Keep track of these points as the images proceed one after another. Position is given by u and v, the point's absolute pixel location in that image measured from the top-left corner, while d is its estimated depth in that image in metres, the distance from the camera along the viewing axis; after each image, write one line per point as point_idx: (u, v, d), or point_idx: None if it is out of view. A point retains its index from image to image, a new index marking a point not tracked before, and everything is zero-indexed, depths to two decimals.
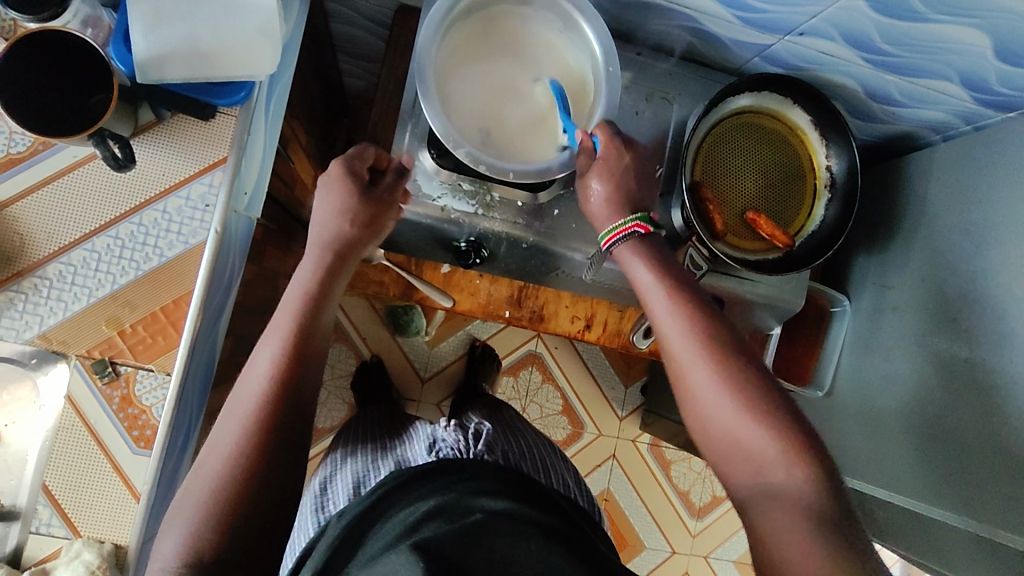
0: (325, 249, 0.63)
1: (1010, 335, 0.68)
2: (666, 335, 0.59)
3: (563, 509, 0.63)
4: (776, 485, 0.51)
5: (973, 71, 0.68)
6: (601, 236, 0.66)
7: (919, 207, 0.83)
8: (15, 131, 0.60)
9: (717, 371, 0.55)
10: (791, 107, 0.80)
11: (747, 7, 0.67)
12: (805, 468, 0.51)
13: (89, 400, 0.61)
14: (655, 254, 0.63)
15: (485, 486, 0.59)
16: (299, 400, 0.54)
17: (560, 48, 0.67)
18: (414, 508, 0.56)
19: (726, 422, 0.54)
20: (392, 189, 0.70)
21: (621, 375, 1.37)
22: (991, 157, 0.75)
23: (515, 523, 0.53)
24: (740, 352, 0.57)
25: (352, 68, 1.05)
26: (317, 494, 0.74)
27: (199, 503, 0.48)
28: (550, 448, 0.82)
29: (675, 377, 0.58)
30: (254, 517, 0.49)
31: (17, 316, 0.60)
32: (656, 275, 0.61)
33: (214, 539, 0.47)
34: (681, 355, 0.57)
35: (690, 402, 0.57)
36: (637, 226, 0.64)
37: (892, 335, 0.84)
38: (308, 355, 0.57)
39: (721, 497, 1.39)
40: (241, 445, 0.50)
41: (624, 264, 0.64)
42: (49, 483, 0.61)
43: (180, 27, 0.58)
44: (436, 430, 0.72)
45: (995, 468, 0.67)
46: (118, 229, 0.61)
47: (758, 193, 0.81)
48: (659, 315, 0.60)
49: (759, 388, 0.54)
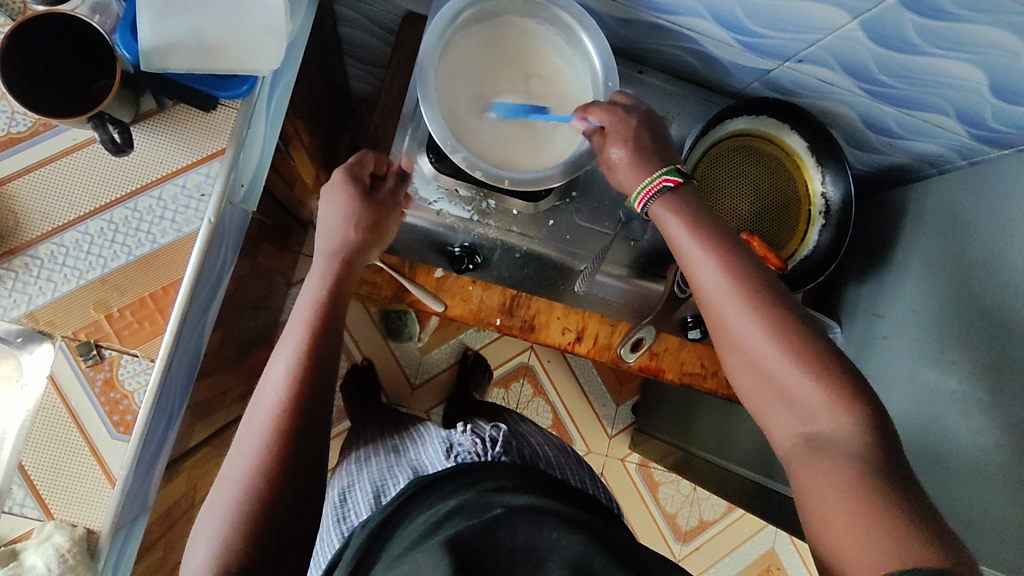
0: (333, 256, 0.63)
1: (998, 369, 0.68)
2: (702, 285, 0.56)
3: (578, 499, 0.62)
4: (822, 434, 0.49)
5: (969, 106, 0.69)
6: (633, 197, 0.60)
7: (911, 238, 0.84)
8: (17, 111, 0.61)
9: (762, 325, 0.52)
10: (788, 133, 0.80)
11: (747, 32, 0.68)
12: (853, 415, 0.49)
13: (72, 382, 0.61)
14: (690, 203, 0.58)
15: (505, 484, 0.59)
16: (322, 405, 0.55)
17: (550, 53, 0.68)
18: (436, 509, 0.56)
19: (772, 375, 0.52)
20: (393, 194, 0.69)
21: (612, 393, 1.37)
22: (985, 191, 0.75)
23: (535, 516, 0.52)
24: (786, 302, 0.54)
25: (358, 73, 1.07)
26: (338, 505, 0.73)
27: (223, 515, 0.48)
28: (566, 451, 0.83)
29: (718, 333, 0.56)
30: (275, 517, 0.49)
31: (5, 293, 0.60)
32: (696, 232, 0.56)
33: (240, 547, 0.47)
34: (722, 310, 0.54)
35: (736, 358, 0.55)
36: (667, 180, 0.58)
37: (883, 364, 0.83)
38: (325, 359, 0.57)
39: (708, 521, 1.38)
40: (264, 452, 0.51)
41: (659, 223, 0.59)
42: (26, 463, 0.60)
43: (186, 18, 0.59)
44: (453, 435, 0.72)
45: (980, 502, 0.66)
46: (112, 214, 0.62)
47: (750, 215, 0.81)
48: (695, 264, 0.56)
49: (807, 338, 0.51)
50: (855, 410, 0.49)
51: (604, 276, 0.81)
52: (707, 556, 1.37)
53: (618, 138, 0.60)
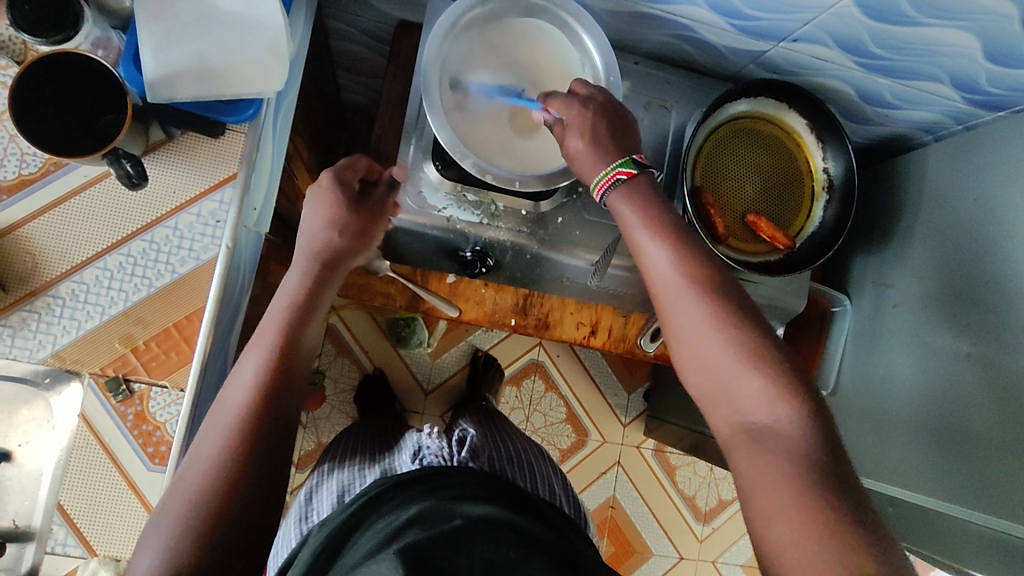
0: (312, 258, 0.63)
1: (1010, 328, 0.69)
2: (657, 280, 0.57)
3: (551, 518, 0.64)
4: (759, 425, 0.49)
5: (963, 71, 0.70)
6: (592, 185, 0.60)
7: (913, 207, 0.85)
8: (27, 153, 0.61)
9: (716, 325, 0.53)
10: (787, 112, 0.82)
11: (742, 16, 0.68)
12: (788, 408, 0.49)
13: (103, 417, 0.61)
14: (649, 200, 0.59)
15: (467, 491, 0.60)
16: (285, 407, 0.55)
17: (550, 48, 0.68)
18: (396, 515, 0.56)
19: (723, 375, 0.52)
20: (383, 201, 0.69)
21: (624, 382, 1.38)
22: (985, 154, 0.76)
23: (493, 530, 0.55)
24: (740, 302, 0.54)
25: (350, 84, 1.07)
26: (303, 506, 0.74)
27: (174, 521, 0.47)
28: (539, 454, 0.82)
29: (671, 332, 0.56)
30: (238, 522, 0.48)
31: (30, 335, 0.60)
32: (651, 226, 0.58)
33: (191, 552, 0.46)
34: (675, 310, 0.55)
35: (687, 359, 0.54)
36: (621, 172, 0.59)
37: (894, 332, 0.85)
38: (292, 368, 0.56)
39: (726, 501, 1.40)
40: (223, 456, 0.50)
41: (617, 215, 0.60)
42: (64, 503, 0.61)
43: (187, 46, 0.59)
44: (421, 437, 0.71)
45: (999, 460, 0.67)
46: (129, 247, 0.62)
47: (756, 196, 0.82)
48: (656, 269, 0.57)
49: (761, 341, 0.52)
50: (795, 404, 0.49)
51: (614, 269, 0.80)
52: (727, 535, 1.39)
53: (575, 129, 0.60)
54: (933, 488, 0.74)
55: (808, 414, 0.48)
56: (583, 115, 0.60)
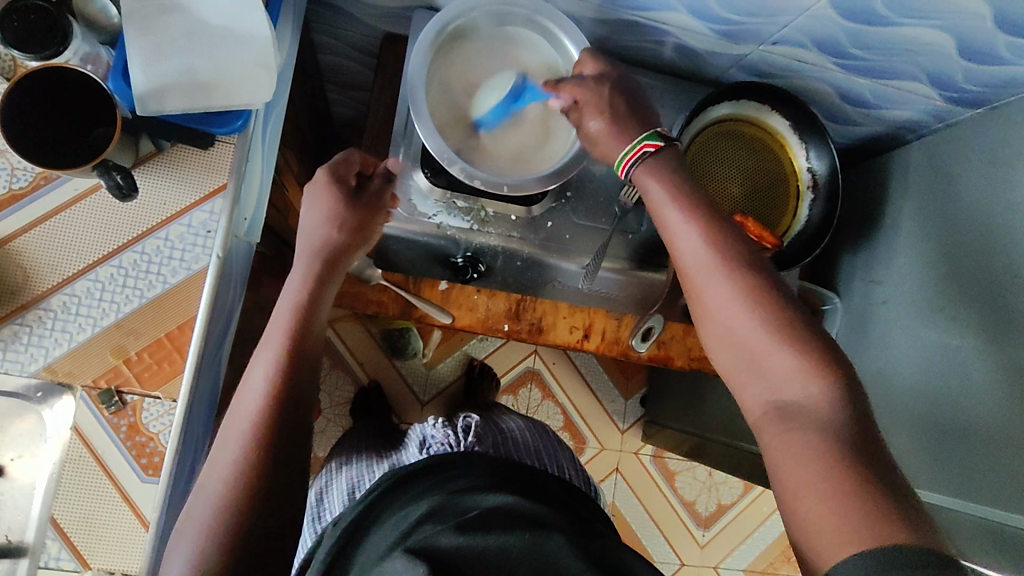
0: (314, 255, 0.64)
1: (998, 318, 0.70)
2: (685, 255, 0.57)
3: (564, 502, 0.63)
4: (791, 401, 0.49)
5: (940, 70, 0.71)
6: (616, 164, 0.61)
7: (898, 204, 0.86)
8: (17, 167, 0.61)
9: (741, 298, 0.53)
10: (769, 114, 0.82)
11: (722, 21, 0.70)
12: (822, 383, 0.49)
13: (96, 430, 0.61)
14: (673, 171, 0.60)
15: (477, 482, 0.60)
16: (296, 412, 0.55)
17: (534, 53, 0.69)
18: (409, 511, 0.57)
19: (752, 345, 0.52)
20: (379, 193, 0.70)
21: (620, 388, 1.38)
22: (967, 150, 0.77)
23: (510, 518, 0.54)
24: (768, 278, 0.54)
25: (340, 98, 1.08)
26: (315, 504, 0.76)
27: (201, 529, 0.49)
28: (552, 435, 0.83)
29: (697, 303, 0.57)
30: (259, 530, 0.50)
31: (22, 348, 0.60)
32: (675, 195, 0.58)
33: (219, 560, 0.48)
34: (700, 276, 0.55)
35: (717, 329, 0.55)
36: (648, 145, 0.60)
37: (885, 327, 0.85)
38: (303, 366, 0.57)
39: (727, 505, 1.39)
40: (240, 465, 0.51)
41: (640, 187, 0.60)
42: (57, 516, 0.60)
43: (177, 60, 0.60)
44: (425, 427, 0.71)
45: (991, 449, 0.67)
46: (120, 259, 0.62)
47: (742, 197, 0.83)
48: (675, 231, 0.58)
49: (793, 321, 0.52)
50: (827, 380, 0.49)
51: (605, 272, 0.80)
52: (729, 539, 1.38)
53: (592, 110, 0.62)
54: (931, 480, 0.74)
55: (837, 389, 0.49)
56: (598, 93, 0.62)
